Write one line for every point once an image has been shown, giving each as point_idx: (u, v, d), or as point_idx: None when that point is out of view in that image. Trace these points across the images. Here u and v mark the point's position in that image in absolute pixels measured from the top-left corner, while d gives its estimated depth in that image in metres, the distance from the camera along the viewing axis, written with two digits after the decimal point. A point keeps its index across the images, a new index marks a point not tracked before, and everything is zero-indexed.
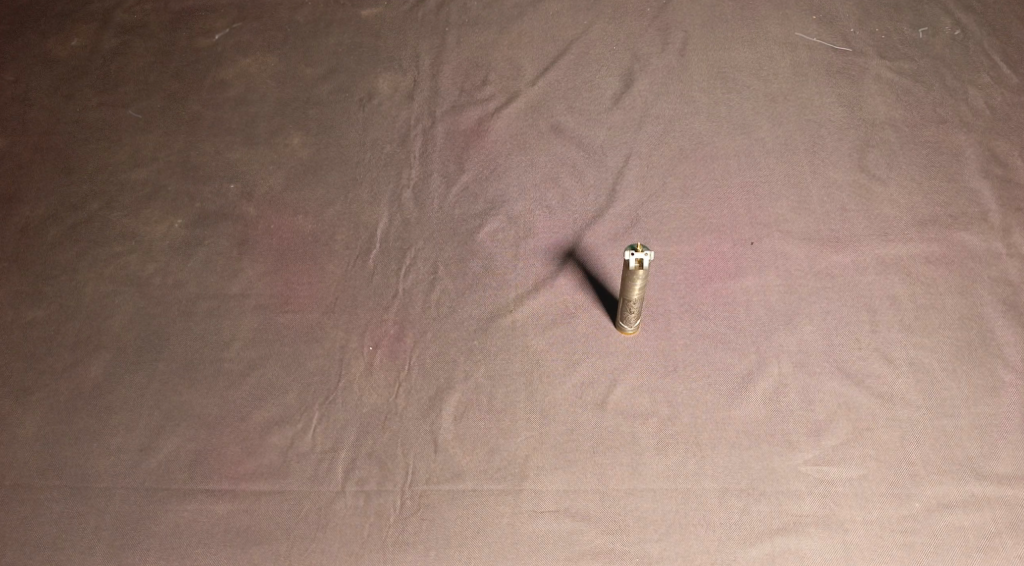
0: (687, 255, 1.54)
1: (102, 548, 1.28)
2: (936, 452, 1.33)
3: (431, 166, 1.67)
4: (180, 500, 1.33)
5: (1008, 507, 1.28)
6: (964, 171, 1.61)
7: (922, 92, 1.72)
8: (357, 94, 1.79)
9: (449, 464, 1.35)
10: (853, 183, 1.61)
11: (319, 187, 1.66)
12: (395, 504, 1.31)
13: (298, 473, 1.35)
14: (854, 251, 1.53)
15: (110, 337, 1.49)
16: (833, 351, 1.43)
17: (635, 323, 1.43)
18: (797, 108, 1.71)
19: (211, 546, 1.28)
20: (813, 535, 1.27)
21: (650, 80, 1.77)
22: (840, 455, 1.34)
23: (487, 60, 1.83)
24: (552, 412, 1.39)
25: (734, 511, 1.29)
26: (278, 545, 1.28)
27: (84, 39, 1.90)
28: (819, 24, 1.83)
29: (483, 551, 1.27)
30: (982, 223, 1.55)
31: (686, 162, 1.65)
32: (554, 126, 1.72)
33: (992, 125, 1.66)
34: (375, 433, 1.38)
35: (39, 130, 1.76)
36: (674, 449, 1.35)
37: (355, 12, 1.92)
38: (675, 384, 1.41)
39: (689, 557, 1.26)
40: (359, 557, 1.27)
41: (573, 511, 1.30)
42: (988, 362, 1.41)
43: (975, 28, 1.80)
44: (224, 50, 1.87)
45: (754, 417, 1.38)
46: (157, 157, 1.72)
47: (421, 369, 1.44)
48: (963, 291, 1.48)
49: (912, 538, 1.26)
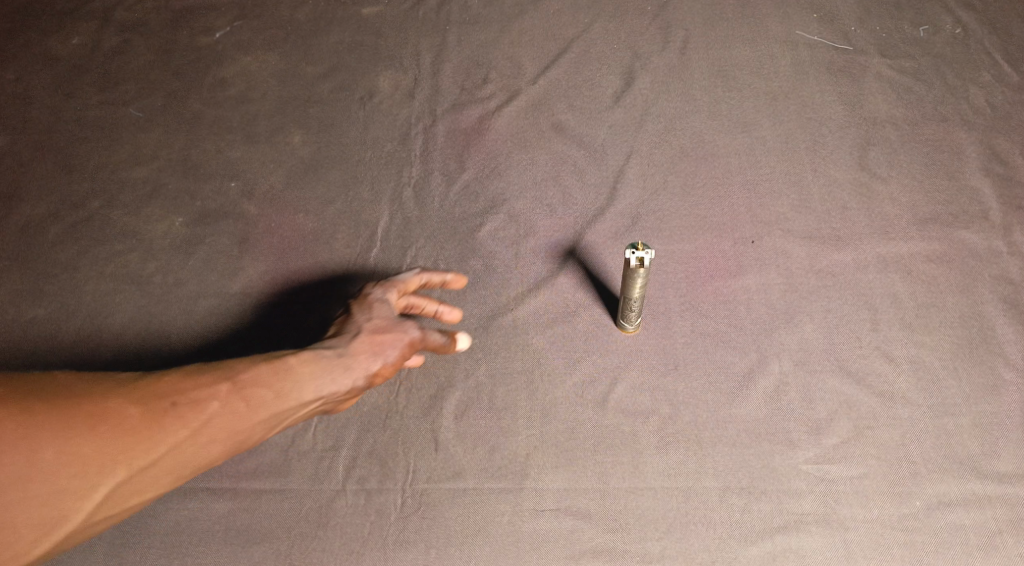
0: (688, 254, 1.54)
1: (103, 546, 1.30)
2: (937, 450, 1.34)
3: (432, 164, 1.67)
4: (181, 498, 1.33)
5: (1009, 505, 1.29)
6: (966, 169, 1.61)
7: (923, 90, 1.71)
8: (358, 93, 1.79)
9: (449, 462, 1.36)
10: (853, 181, 1.60)
11: (319, 186, 1.66)
12: (395, 503, 1.33)
13: (299, 472, 1.36)
14: (854, 249, 1.53)
15: (110, 335, 1.49)
16: (834, 349, 1.43)
17: (636, 322, 1.43)
18: (798, 106, 1.71)
19: (212, 544, 1.30)
20: (815, 534, 1.28)
21: (651, 79, 1.77)
22: (841, 452, 1.34)
23: (488, 58, 1.83)
24: (552, 411, 1.40)
25: (735, 509, 1.30)
26: (279, 544, 1.30)
27: (85, 37, 1.90)
28: (819, 23, 1.83)
29: (483, 549, 1.29)
30: (984, 221, 1.54)
31: (687, 161, 1.65)
32: (554, 125, 1.72)
33: (992, 123, 1.66)
34: (376, 431, 1.39)
35: (40, 129, 1.76)
36: (675, 446, 1.36)
37: (355, 10, 1.91)
38: (676, 382, 1.41)
39: (690, 555, 1.27)
40: (360, 556, 1.29)
41: (573, 509, 1.31)
42: (989, 360, 1.41)
43: (976, 26, 1.80)
44: (225, 48, 1.87)
45: (755, 416, 1.38)
46: (158, 155, 1.72)
47: (422, 367, 1.45)
48: (963, 289, 1.48)
49: (914, 536, 1.27)
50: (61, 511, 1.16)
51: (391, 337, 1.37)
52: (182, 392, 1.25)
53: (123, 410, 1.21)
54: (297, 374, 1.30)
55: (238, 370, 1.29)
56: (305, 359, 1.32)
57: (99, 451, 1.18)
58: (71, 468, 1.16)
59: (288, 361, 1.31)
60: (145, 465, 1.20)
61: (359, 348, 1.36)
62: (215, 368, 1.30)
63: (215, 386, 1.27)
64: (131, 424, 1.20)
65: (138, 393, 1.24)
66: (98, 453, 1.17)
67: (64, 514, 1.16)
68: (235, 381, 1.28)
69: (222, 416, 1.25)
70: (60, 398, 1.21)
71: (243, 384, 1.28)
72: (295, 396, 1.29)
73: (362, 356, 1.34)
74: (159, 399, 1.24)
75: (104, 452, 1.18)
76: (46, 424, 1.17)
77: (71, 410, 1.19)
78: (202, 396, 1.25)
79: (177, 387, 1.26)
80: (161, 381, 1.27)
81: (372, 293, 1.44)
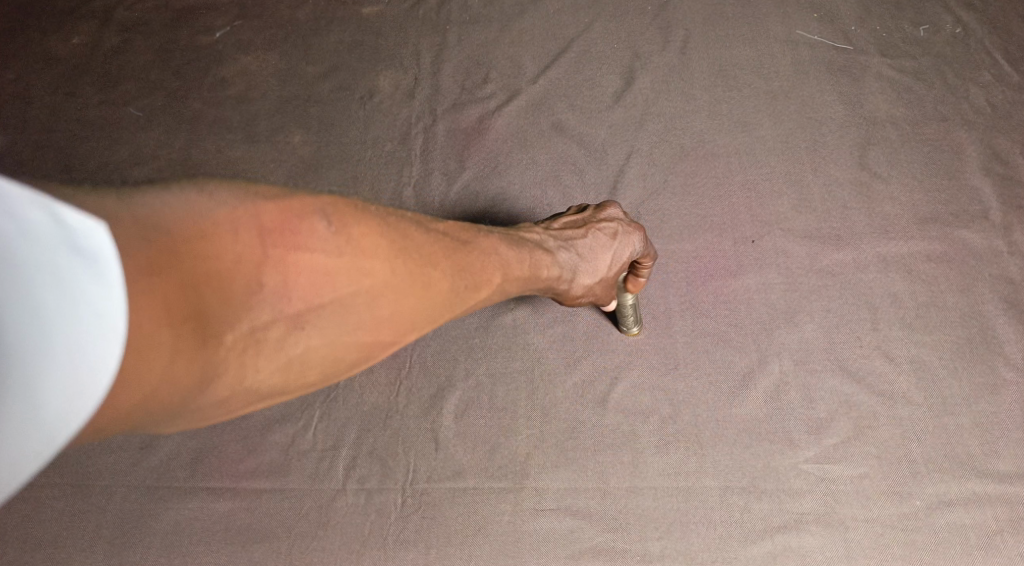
0: (689, 253, 1.53)
1: (104, 543, 1.36)
2: (937, 449, 1.35)
3: (432, 163, 1.68)
4: (181, 498, 1.39)
5: (1010, 504, 1.30)
6: (965, 168, 1.58)
7: (923, 90, 1.67)
8: (358, 93, 1.78)
9: (449, 461, 1.39)
10: (853, 180, 1.58)
11: (319, 186, 1.67)
12: (396, 502, 1.37)
13: (299, 472, 1.40)
14: (854, 249, 1.52)
15: None
16: (834, 349, 1.44)
17: (633, 322, 1.43)
18: (798, 106, 1.67)
19: (212, 542, 1.35)
20: (814, 533, 1.31)
21: (652, 78, 1.73)
22: (842, 452, 1.36)
23: (488, 57, 1.80)
24: (553, 411, 1.41)
25: (735, 508, 1.33)
26: (279, 543, 1.35)
27: (85, 36, 1.90)
28: (820, 23, 1.77)
29: (483, 548, 1.33)
30: (984, 221, 1.53)
31: (687, 161, 1.63)
32: (555, 124, 1.69)
33: (992, 123, 1.63)
34: (376, 430, 1.42)
35: (40, 128, 1.77)
36: (675, 446, 1.38)
37: (355, 10, 1.90)
38: (676, 381, 1.42)
39: (690, 554, 1.31)
40: (359, 556, 1.33)
41: (573, 509, 1.35)
42: (989, 359, 1.41)
43: (976, 26, 1.74)
44: (225, 48, 1.87)
45: (756, 416, 1.39)
46: (158, 155, 1.73)
47: (422, 366, 1.46)
48: (963, 288, 1.48)
49: (914, 536, 1.30)
50: (364, 358, 0.87)
51: (604, 294, 1.32)
52: (463, 259, 0.97)
53: (429, 262, 0.91)
54: (535, 287, 1.16)
55: (508, 260, 1.07)
56: (551, 271, 1.18)
57: (419, 310, 0.89)
58: (393, 326, 0.87)
59: (545, 273, 1.16)
60: (430, 322, 0.92)
61: (584, 278, 1.26)
62: (481, 238, 1.04)
63: (485, 263, 1.02)
64: (433, 288, 0.91)
65: (432, 239, 0.94)
66: (412, 313, 0.88)
67: (360, 361, 0.87)
68: (499, 260, 1.05)
69: (480, 299, 1.02)
70: (373, 219, 0.86)
71: (498, 271, 1.04)
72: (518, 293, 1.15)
73: (573, 294, 1.26)
74: (453, 259, 0.95)
75: (409, 308, 0.88)
76: (397, 269, 0.86)
77: (395, 245, 0.87)
78: (475, 272, 0.99)
79: (460, 246, 0.98)
80: (445, 230, 0.98)
81: (620, 227, 1.31)
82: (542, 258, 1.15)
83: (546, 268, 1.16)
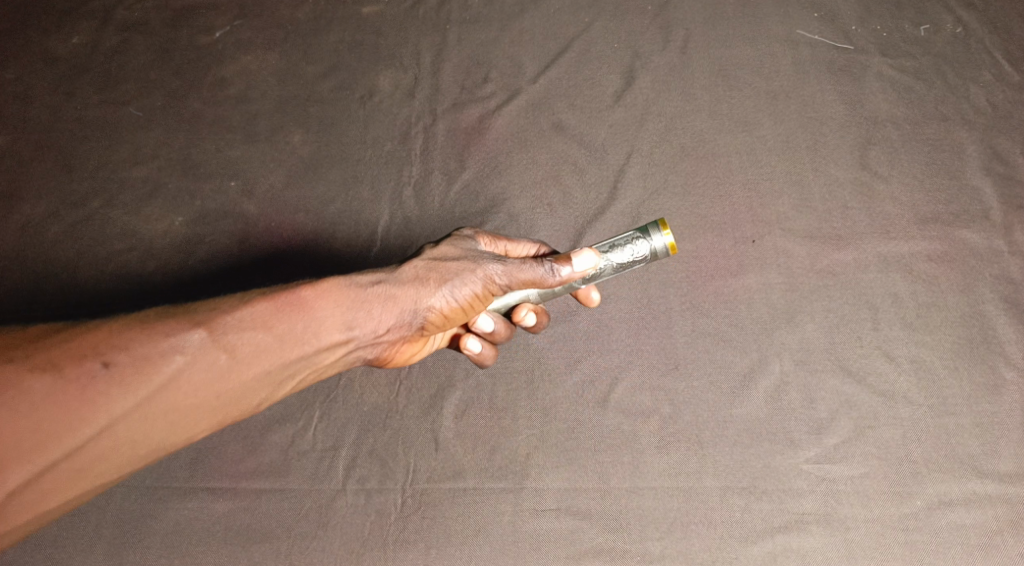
0: (689, 253, 1.53)
1: (103, 544, 1.36)
2: (937, 450, 1.35)
3: (432, 163, 1.68)
4: (181, 498, 1.39)
5: (1010, 505, 1.31)
6: (966, 168, 1.58)
7: (924, 90, 1.66)
8: (358, 92, 1.78)
9: (450, 462, 1.39)
10: (854, 180, 1.58)
11: (319, 186, 1.68)
12: (395, 503, 1.37)
13: (299, 472, 1.40)
14: (855, 249, 1.51)
15: None
16: (835, 349, 1.43)
17: (646, 243, 1.32)
18: (798, 105, 1.66)
19: (212, 543, 1.35)
20: (815, 534, 1.31)
21: (652, 77, 1.72)
22: (842, 453, 1.36)
23: (487, 57, 1.79)
24: (553, 411, 1.42)
25: (735, 509, 1.33)
26: (279, 544, 1.35)
27: (85, 36, 1.90)
28: (820, 22, 1.75)
29: (483, 549, 1.33)
30: (984, 220, 1.53)
31: (687, 160, 1.62)
32: (555, 124, 1.69)
33: (993, 122, 1.62)
34: (376, 431, 1.42)
35: (40, 128, 1.78)
36: (676, 446, 1.38)
37: (354, 9, 1.89)
38: (677, 381, 1.42)
39: (690, 555, 1.31)
40: (360, 556, 1.34)
41: (574, 509, 1.35)
42: (990, 359, 1.42)
43: (977, 26, 1.73)
44: (225, 48, 1.86)
45: (755, 416, 1.39)
46: (158, 155, 1.73)
47: (421, 366, 1.46)
48: (964, 288, 1.47)
49: (914, 536, 1.30)
50: (77, 473, 1.00)
51: (459, 275, 1.27)
52: (159, 339, 1.06)
53: (73, 372, 1.00)
54: (309, 312, 1.17)
55: (184, 338, 1.07)
56: (318, 293, 1.19)
57: (89, 414, 0.99)
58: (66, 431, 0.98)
59: (317, 298, 1.18)
60: (117, 424, 1.02)
61: (402, 277, 1.26)
62: (153, 330, 1.07)
63: (153, 358, 1.05)
64: (92, 385, 1.00)
65: (64, 360, 1.00)
66: (72, 422, 0.98)
67: (100, 478, 1.03)
68: (237, 339, 1.11)
69: (157, 395, 1.04)
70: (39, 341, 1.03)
71: (236, 335, 1.11)
72: (364, 343, 1.23)
73: (401, 296, 1.24)
74: (130, 346, 1.04)
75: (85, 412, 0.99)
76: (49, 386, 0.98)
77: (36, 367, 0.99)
78: (138, 372, 1.03)
79: (166, 327, 1.08)
80: (102, 340, 1.03)
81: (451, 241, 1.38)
82: (359, 286, 1.22)
83: (314, 291, 1.19)
